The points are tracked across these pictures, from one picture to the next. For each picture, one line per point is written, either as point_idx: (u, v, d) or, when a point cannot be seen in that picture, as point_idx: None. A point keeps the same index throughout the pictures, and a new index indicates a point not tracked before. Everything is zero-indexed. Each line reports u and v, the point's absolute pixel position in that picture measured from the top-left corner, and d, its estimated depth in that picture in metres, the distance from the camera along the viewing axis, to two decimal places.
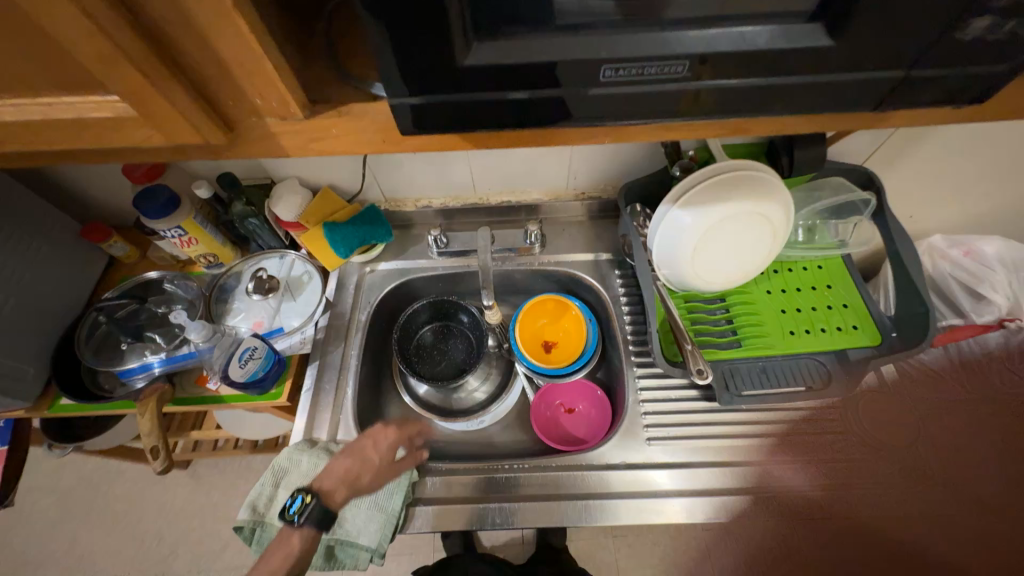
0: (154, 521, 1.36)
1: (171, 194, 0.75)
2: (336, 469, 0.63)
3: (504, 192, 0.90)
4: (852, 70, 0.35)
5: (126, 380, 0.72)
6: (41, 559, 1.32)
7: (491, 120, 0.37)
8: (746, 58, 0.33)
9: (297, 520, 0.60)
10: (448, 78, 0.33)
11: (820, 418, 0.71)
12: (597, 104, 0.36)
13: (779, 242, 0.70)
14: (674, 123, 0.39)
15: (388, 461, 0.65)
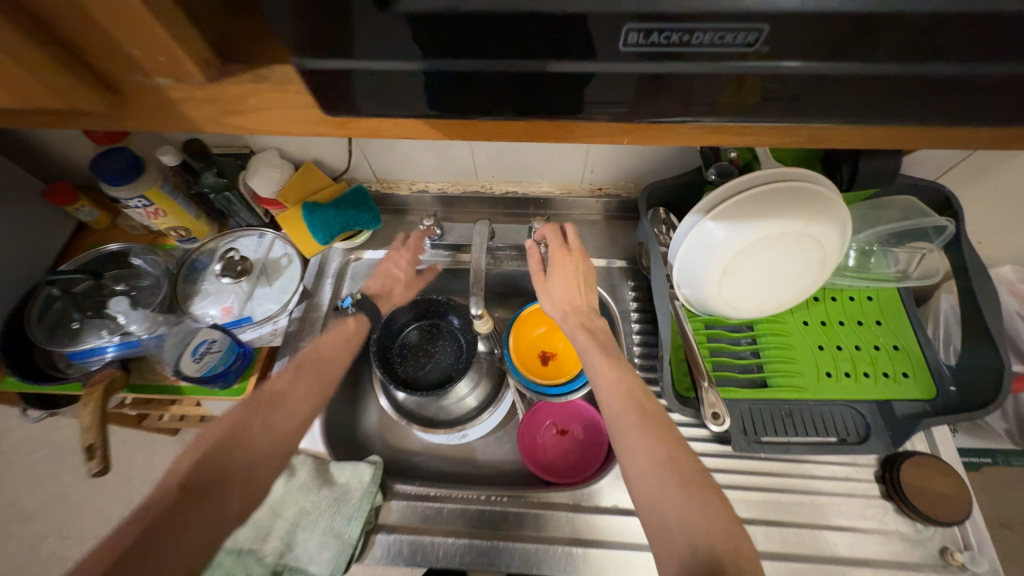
0: None
1: (133, 159, 0.67)
2: (375, 281, 0.75)
3: (511, 181, 0.80)
4: (973, 59, 0.24)
5: (77, 361, 0.66)
6: None
7: (462, 98, 0.27)
8: (829, 30, 0.23)
9: (351, 310, 0.72)
10: (395, 38, 0.24)
11: (850, 476, 0.61)
12: (608, 90, 0.26)
13: (829, 270, 0.58)
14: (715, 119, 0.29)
15: (413, 276, 0.77)
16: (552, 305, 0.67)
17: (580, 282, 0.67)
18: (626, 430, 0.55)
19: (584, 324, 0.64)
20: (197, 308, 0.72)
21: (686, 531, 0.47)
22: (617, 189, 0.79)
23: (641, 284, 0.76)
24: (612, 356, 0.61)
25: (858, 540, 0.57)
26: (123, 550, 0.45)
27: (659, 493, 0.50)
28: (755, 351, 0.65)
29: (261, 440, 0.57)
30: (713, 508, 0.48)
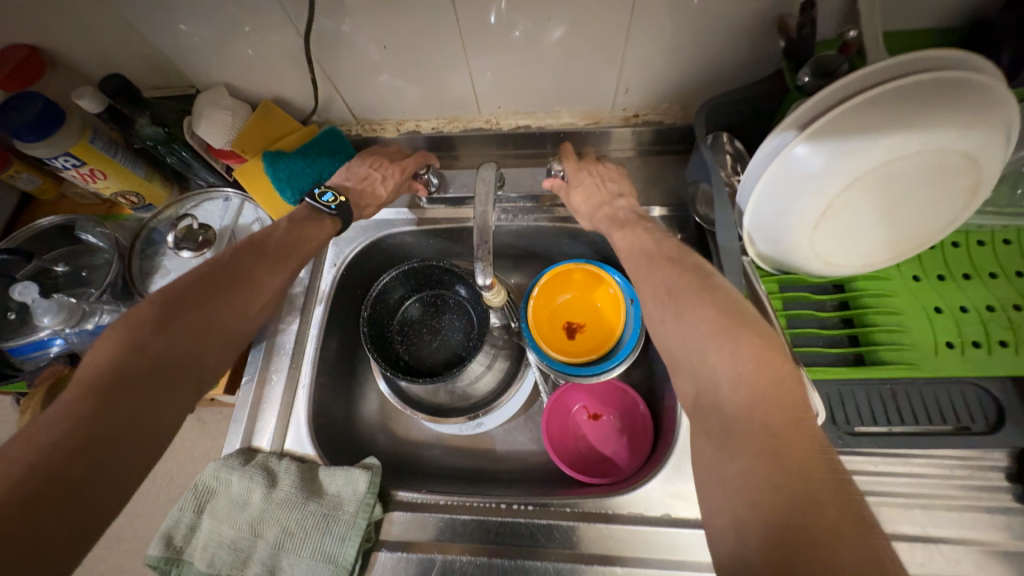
0: None
1: (46, 107, 0.53)
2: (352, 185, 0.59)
3: (522, 113, 0.63)
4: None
5: (21, 358, 0.56)
6: None
7: None
8: None
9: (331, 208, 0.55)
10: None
11: (974, 474, 0.47)
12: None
13: (974, 201, 0.42)
14: None
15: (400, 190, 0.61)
16: (577, 212, 0.57)
17: (608, 181, 0.57)
18: (661, 285, 0.44)
19: (614, 220, 0.54)
20: (159, 288, 0.61)
21: (723, 392, 0.35)
22: (658, 114, 0.61)
23: (691, 237, 0.60)
24: (637, 232, 0.51)
25: (988, 558, 0.44)
26: (60, 450, 0.35)
27: (696, 362, 0.38)
28: (844, 318, 0.51)
29: (224, 323, 0.47)
30: (760, 359, 0.35)
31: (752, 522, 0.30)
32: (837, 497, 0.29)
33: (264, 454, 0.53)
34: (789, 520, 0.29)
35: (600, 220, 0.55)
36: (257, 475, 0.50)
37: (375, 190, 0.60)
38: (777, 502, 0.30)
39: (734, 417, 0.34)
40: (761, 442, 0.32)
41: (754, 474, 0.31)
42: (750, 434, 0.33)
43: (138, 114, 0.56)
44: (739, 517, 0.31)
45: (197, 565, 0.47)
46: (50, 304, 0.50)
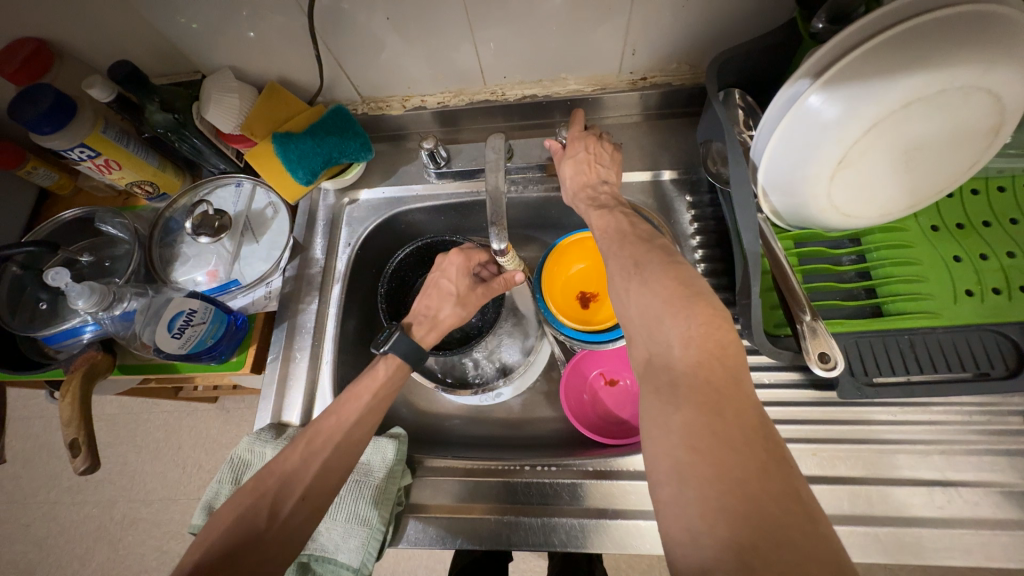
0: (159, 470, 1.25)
1: (57, 99, 0.54)
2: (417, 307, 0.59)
3: (529, 82, 0.62)
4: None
5: (57, 346, 0.58)
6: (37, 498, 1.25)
7: None
8: None
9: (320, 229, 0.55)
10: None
11: (993, 418, 0.48)
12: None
13: (996, 140, 0.42)
14: None
15: (467, 287, 0.60)
16: (564, 183, 0.56)
17: (605, 167, 0.55)
18: (631, 254, 0.42)
19: (594, 203, 0.52)
20: (182, 274, 0.63)
21: (675, 353, 0.33)
22: (666, 75, 0.60)
23: (703, 199, 0.60)
24: (614, 214, 0.49)
25: (1008, 499, 0.45)
26: None
27: (649, 321, 0.36)
28: (862, 272, 0.51)
29: None
30: (709, 324, 0.34)
31: (688, 469, 0.29)
32: (757, 438, 0.29)
33: (295, 428, 0.55)
34: (726, 468, 0.27)
35: (581, 201, 0.54)
36: None
37: (440, 280, 0.59)
38: (716, 449, 0.28)
39: (683, 374, 0.32)
40: (713, 397, 0.30)
41: (696, 426, 0.29)
42: (696, 389, 0.31)
43: (146, 101, 0.56)
44: (676, 462, 0.29)
45: None
46: (85, 289, 0.51)
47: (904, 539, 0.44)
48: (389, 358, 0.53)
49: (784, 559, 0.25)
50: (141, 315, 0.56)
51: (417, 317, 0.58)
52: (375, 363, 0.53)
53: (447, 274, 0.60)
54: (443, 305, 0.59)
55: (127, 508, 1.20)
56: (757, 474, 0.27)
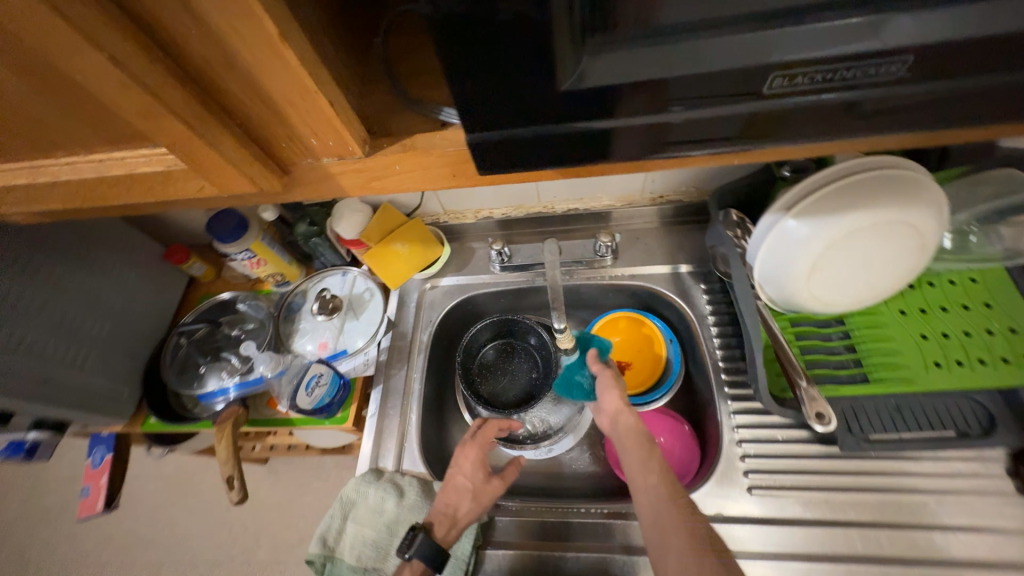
0: (208, 533, 1.31)
1: (240, 219, 0.75)
2: (438, 504, 0.61)
3: (572, 200, 0.81)
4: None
5: (205, 403, 0.75)
6: (95, 559, 1.31)
7: (562, 147, 0.31)
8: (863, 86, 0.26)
9: (405, 553, 0.57)
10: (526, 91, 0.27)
11: (976, 472, 0.57)
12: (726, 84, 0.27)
13: (927, 256, 0.56)
14: (769, 146, 0.32)
15: (483, 484, 0.62)
16: (447, 488, 0.62)
17: (636, 428, 0.60)
18: (649, 465, 0.56)
19: (636, 440, 0.58)
20: (298, 345, 0.79)
21: (634, 442, 0.59)
22: (678, 195, 0.79)
23: (715, 287, 0.75)
24: (646, 445, 0.58)
25: (997, 541, 0.53)
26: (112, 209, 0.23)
27: (621, 418, 0.61)
28: (849, 346, 0.63)
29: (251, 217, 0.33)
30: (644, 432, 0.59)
31: (663, 505, 0.54)
32: (677, 500, 0.54)
33: (389, 472, 0.67)
34: (678, 511, 0.53)
35: (469, 502, 0.60)
36: (390, 488, 0.64)
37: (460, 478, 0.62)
38: (669, 507, 0.53)
39: (642, 450, 0.58)
40: (690, 517, 0.52)
41: (660, 486, 0.55)
42: (652, 466, 0.56)
43: (300, 221, 0.79)
44: (664, 512, 0.53)
45: (348, 559, 0.60)
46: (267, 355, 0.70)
47: None
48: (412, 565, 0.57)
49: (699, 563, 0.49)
50: (285, 376, 0.73)
51: (439, 516, 0.60)
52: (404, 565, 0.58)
53: (463, 470, 0.63)
54: (461, 501, 0.61)
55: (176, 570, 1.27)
56: (688, 516, 0.52)
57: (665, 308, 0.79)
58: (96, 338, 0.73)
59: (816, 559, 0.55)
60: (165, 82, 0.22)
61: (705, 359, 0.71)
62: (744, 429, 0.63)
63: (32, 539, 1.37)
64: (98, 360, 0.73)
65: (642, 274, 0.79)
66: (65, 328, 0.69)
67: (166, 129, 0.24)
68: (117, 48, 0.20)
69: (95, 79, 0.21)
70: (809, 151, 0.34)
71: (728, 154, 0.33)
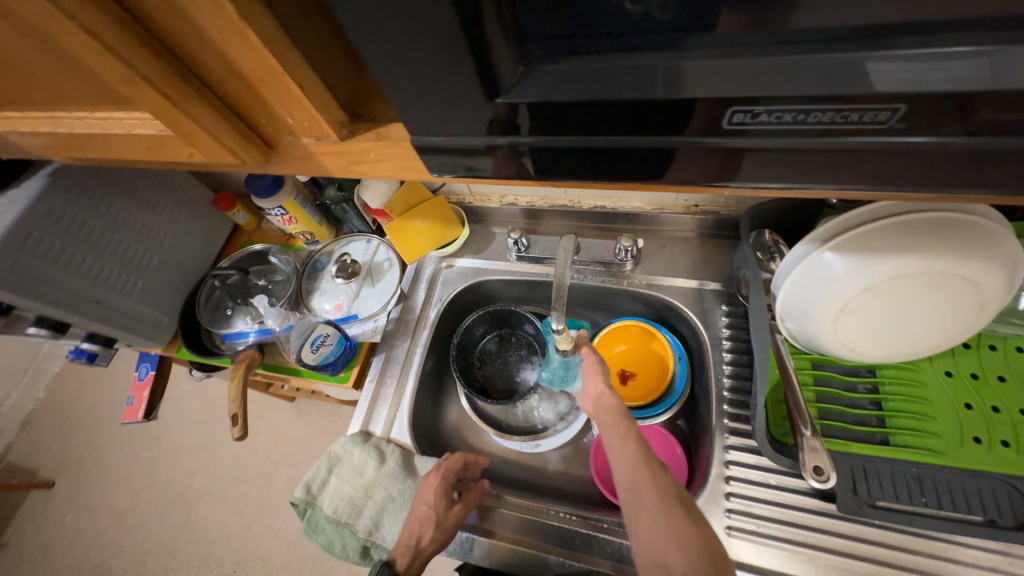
0: (234, 454, 1.45)
1: (275, 176, 0.78)
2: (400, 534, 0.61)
3: (601, 197, 0.77)
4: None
5: (229, 342, 0.82)
6: (144, 457, 1.50)
7: (542, 154, 0.29)
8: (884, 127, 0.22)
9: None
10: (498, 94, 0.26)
11: (997, 566, 0.50)
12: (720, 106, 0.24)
13: (987, 316, 0.48)
14: (778, 178, 0.28)
15: (445, 515, 0.61)
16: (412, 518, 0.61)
17: (620, 417, 0.58)
18: (633, 455, 0.53)
19: (620, 427, 0.56)
20: (317, 303, 0.83)
21: (617, 433, 0.56)
22: (716, 206, 0.73)
23: (738, 310, 0.70)
24: (630, 434, 0.55)
25: None
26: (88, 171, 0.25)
27: (604, 408, 0.60)
28: (875, 401, 0.57)
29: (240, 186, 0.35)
30: (625, 423, 0.57)
31: (650, 499, 0.50)
32: (667, 493, 0.50)
33: (377, 437, 0.70)
34: (666, 504, 0.49)
35: (433, 530, 0.60)
36: (374, 452, 0.67)
37: (422, 510, 0.61)
38: (657, 501, 0.49)
39: (624, 441, 0.55)
40: (677, 514, 0.48)
41: (644, 477, 0.51)
42: (635, 457, 0.53)
43: (330, 185, 0.81)
44: (653, 505, 0.49)
45: (327, 509, 0.64)
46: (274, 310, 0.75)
47: None
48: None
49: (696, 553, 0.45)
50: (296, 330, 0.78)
51: (401, 548, 0.60)
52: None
53: (425, 500, 0.62)
54: (423, 531, 0.60)
55: (205, 480, 1.43)
56: (680, 511, 0.48)
57: (680, 324, 0.75)
58: (145, 270, 0.81)
59: None
60: (140, 53, 0.23)
61: (710, 385, 0.67)
62: (735, 465, 0.60)
63: (100, 429, 1.59)
64: (144, 290, 0.81)
65: (661, 285, 0.75)
66: (117, 257, 0.77)
67: (146, 98, 0.26)
68: (87, 16, 0.22)
69: (76, 45, 0.23)
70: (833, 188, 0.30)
71: (732, 182, 0.30)
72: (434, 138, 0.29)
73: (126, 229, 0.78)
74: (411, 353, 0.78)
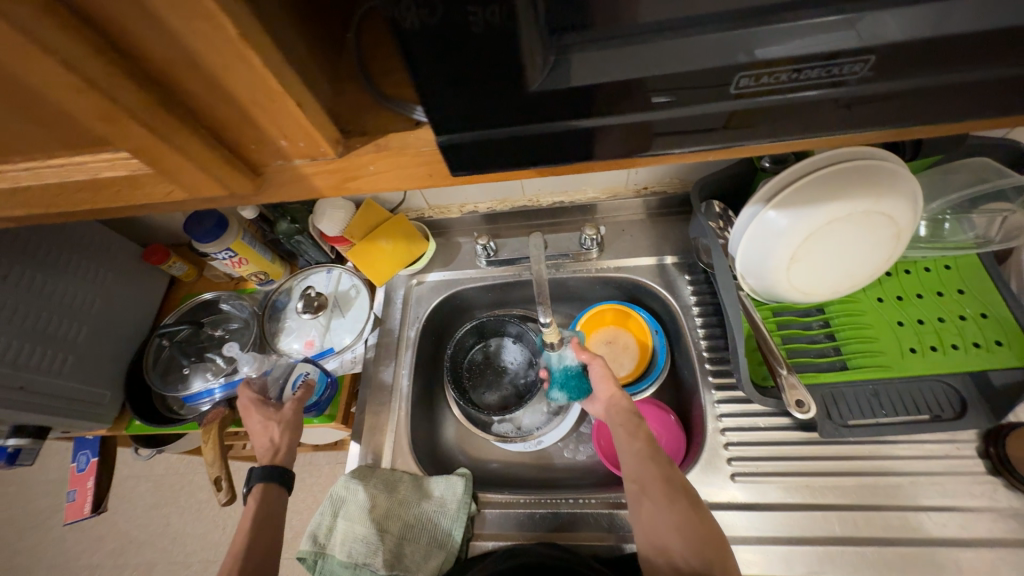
0: (197, 534, 1.30)
1: (219, 217, 0.73)
2: (262, 441, 0.64)
3: (557, 192, 0.81)
4: (1011, 60, 0.26)
5: (190, 404, 0.74)
6: (85, 564, 1.30)
7: (539, 149, 0.30)
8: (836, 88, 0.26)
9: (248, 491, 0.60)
10: (500, 94, 0.27)
11: (947, 453, 0.59)
12: (700, 85, 0.27)
13: (902, 244, 0.57)
14: (745, 143, 0.32)
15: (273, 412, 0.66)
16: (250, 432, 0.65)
17: (627, 413, 0.60)
18: (642, 450, 0.56)
19: (628, 426, 0.59)
20: (285, 344, 0.78)
21: (624, 429, 0.59)
22: (662, 186, 0.79)
23: (699, 277, 0.76)
24: (639, 431, 0.58)
25: (967, 520, 0.56)
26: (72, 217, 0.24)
27: (614, 406, 0.62)
28: (829, 334, 0.65)
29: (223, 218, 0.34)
30: (632, 420, 0.59)
31: (654, 490, 0.53)
32: (674, 483, 0.53)
33: (379, 469, 0.68)
34: (669, 491, 0.52)
35: (285, 429, 0.65)
36: (380, 485, 0.65)
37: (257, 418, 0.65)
38: (663, 490, 0.52)
39: (632, 434, 0.58)
40: (680, 503, 0.51)
41: (651, 472, 0.54)
42: (642, 451, 0.56)
43: (281, 219, 0.77)
44: (658, 491, 0.52)
45: (339, 555, 0.60)
46: (251, 355, 0.68)
47: (888, 556, 0.55)
48: (255, 490, 0.60)
49: (691, 536, 0.49)
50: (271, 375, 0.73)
51: (263, 448, 0.63)
52: (246, 496, 0.60)
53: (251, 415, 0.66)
54: (271, 432, 0.64)
55: (167, 571, 1.26)
56: (682, 501, 0.52)
57: (651, 300, 0.80)
58: (75, 342, 0.71)
59: (794, 541, 0.57)
60: (126, 86, 0.23)
61: (690, 349, 0.72)
62: (726, 417, 0.65)
63: (22, 545, 1.35)
64: (77, 365, 0.71)
65: (627, 266, 0.80)
66: (40, 333, 0.67)
67: (134, 135, 0.25)
68: (70, 51, 0.21)
69: (51, 84, 0.22)
70: (784, 147, 0.35)
71: (705, 152, 0.33)
72: (437, 142, 0.29)
73: (46, 301, 0.69)
74: (399, 376, 0.76)
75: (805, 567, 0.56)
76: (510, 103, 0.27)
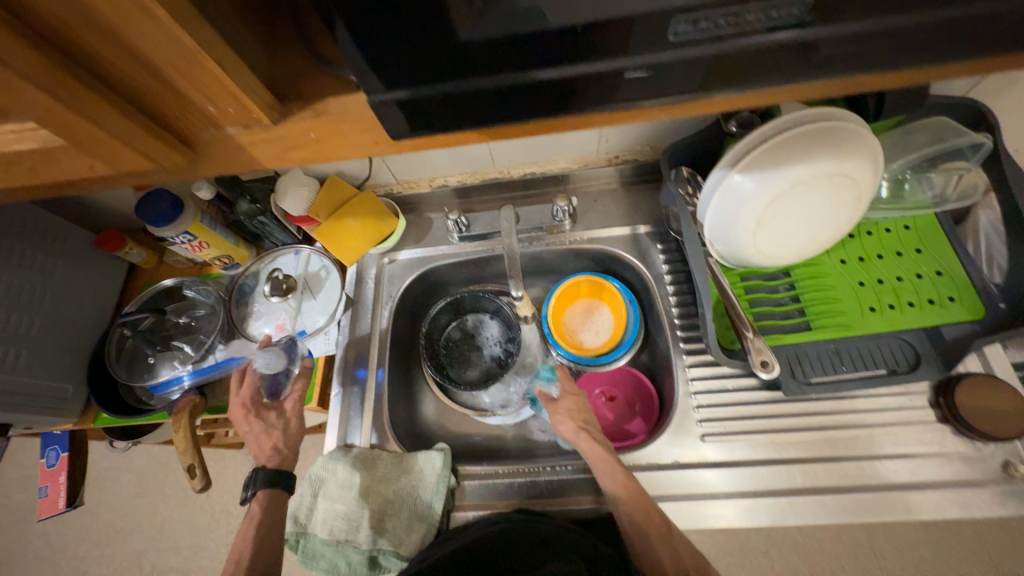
0: (185, 522, 1.29)
1: (172, 199, 0.69)
2: (263, 445, 0.63)
3: (528, 163, 0.79)
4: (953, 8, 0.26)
5: (160, 393, 0.73)
6: (71, 558, 1.29)
7: (485, 109, 0.29)
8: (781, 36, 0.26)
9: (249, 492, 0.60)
10: (439, 51, 0.25)
11: (902, 404, 0.62)
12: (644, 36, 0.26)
13: (863, 206, 0.58)
14: (697, 101, 0.31)
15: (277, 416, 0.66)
16: (245, 435, 0.64)
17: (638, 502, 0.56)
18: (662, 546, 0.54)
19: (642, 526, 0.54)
20: (255, 328, 0.76)
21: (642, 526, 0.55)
22: (633, 154, 0.78)
23: (671, 246, 0.76)
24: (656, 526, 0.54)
25: (918, 465, 0.59)
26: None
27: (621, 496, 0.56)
28: (794, 296, 0.66)
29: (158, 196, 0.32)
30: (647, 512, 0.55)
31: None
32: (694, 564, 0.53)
33: (358, 448, 0.68)
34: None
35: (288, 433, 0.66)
36: (359, 463, 0.65)
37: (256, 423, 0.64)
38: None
39: (651, 529, 0.54)
40: None
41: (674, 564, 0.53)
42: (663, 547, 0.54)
43: (240, 199, 0.73)
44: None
45: (322, 533, 0.61)
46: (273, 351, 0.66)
47: (845, 502, 0.58)
48: (259, 495, 0.60)
49: None
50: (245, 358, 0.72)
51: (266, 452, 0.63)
52: (249, 501, 0.60)
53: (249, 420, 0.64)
54: (272, 436, 0.64)
55: (157, 559, 1.27)
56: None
57: (624, 270, 0.80)
58: (28, 336, 0.68)
59: (760, 493, 0.60)
60: (15, 44, 0.21)
61: (662, 317, 0.73)
62: (697, 380, 0.67)
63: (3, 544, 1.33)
64: (33, 359, 0.68)
65: (600, 237, 0.80)
66: None
67: (30, 97, 0.23)
68: None
69: None
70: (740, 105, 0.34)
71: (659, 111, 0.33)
72: (376, 104, 0.28)
73: None
74: (375, 356, 0.75)
75: (770, 516, 0.59)
76: (451, 60, 0.26)
